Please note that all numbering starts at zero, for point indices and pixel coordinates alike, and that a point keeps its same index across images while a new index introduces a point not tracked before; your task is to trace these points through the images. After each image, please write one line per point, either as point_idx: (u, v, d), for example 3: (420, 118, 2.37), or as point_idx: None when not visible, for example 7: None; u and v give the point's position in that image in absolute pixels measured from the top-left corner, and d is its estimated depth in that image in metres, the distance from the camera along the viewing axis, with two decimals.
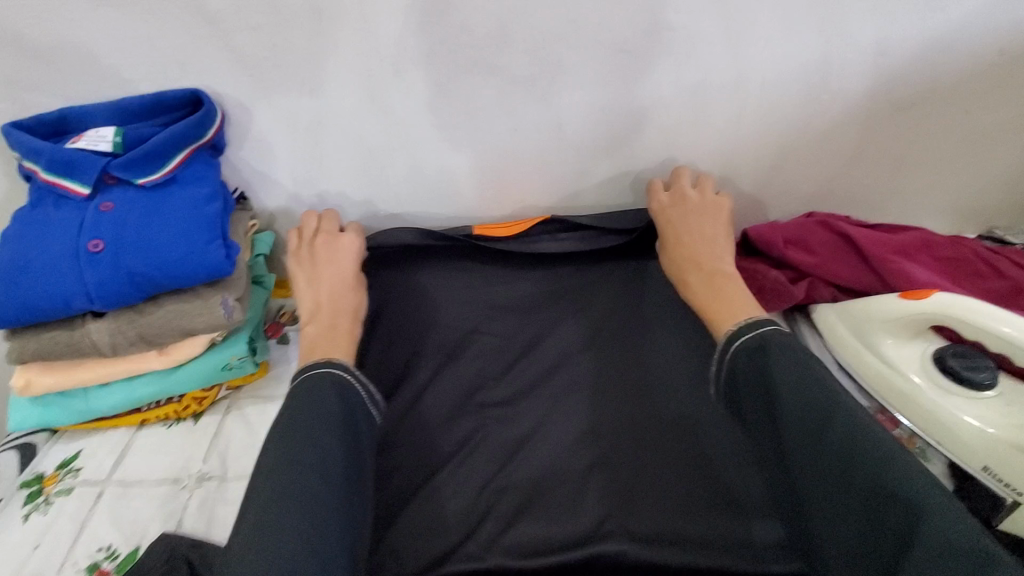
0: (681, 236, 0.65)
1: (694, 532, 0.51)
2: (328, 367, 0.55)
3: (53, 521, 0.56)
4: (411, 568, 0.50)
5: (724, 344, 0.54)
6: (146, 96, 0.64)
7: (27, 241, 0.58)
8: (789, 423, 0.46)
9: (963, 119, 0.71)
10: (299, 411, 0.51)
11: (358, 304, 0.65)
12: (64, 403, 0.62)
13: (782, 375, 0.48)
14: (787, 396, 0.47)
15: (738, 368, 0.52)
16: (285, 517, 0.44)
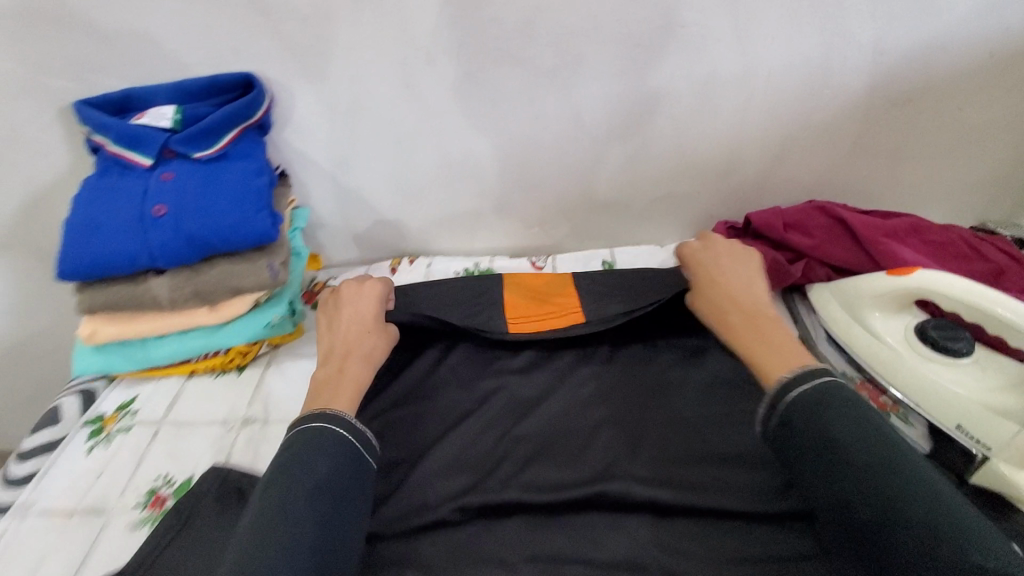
0: (713, 275, 0.63)
1: (689, 477, 0.56)
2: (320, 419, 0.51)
3: (115, 453, 0.63)
4: (435, 497, 0.55)
5: (776, 389, 0.49)
6: (202, 78, 0.70)
7: (96, 205, 0.64)
8: (858, 484, 0.41)
9: (955, 116, 0.76)
10: (287, 472, 0.46)
11: (373, 347, 0.62)
12: (124, 351, 0.69)
13: (846, 427, 0.44)
14: (856, 453, 0.42)
15: (791, 413, 0.47)
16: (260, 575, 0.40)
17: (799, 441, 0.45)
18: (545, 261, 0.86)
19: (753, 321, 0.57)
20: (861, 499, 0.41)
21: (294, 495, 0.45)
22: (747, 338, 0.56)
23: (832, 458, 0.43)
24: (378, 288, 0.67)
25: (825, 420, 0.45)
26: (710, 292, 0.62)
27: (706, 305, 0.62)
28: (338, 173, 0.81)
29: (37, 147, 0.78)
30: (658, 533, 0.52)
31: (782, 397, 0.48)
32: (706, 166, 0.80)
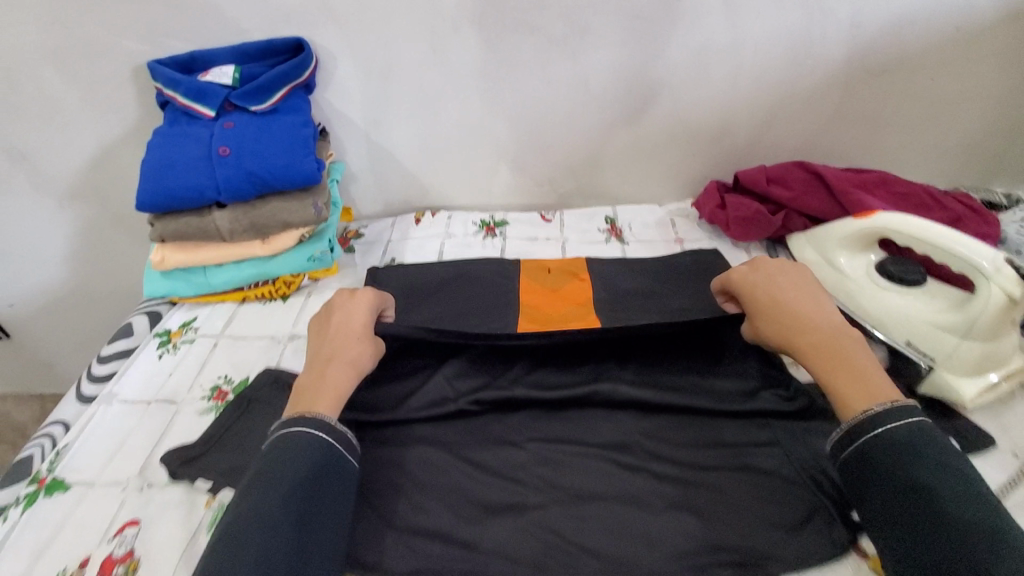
0: (779, 299, 0.59)
1: (669, 381, 0.65)
2: (296, 424, 0.51)
3: (182, 358, 0.73)
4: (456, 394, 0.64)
5: (855, 419, 0.48)
6: (258, 43, 0.81)
7: (169, 147, 0.74)
8: (943, 530, 0.41)
9: (926, 85, 0.85)
10: (263, 475, 0.47)
11: (360, 354, 0.59)
12: (188, 277, 0.80)
13: (935, 472, 0.43)
14: (946, 501, 0.42)
15: (873, 444, 0.46)
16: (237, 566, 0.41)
17: (879, 473, 0.45)
18: (553, 214, 0.95)
19: (834, 347, 0.54)
20: (943, 546, 0.40)
21: (268, 498, 0.45)
22: (831, 367, 0.53)
23: (918, 499, 0.43)
24: (370, 301, 0.65)
25: (912, 460, 0.44)
26: (775, 314, 0.58)
27: (771, 327, 0.58)
28: (371, 131, 0.91)
29: (111, 104, 0.90)
30: (649, 428, 0.61)
31: (864, 428, 0.47)
32: (700, 128, 0.89)
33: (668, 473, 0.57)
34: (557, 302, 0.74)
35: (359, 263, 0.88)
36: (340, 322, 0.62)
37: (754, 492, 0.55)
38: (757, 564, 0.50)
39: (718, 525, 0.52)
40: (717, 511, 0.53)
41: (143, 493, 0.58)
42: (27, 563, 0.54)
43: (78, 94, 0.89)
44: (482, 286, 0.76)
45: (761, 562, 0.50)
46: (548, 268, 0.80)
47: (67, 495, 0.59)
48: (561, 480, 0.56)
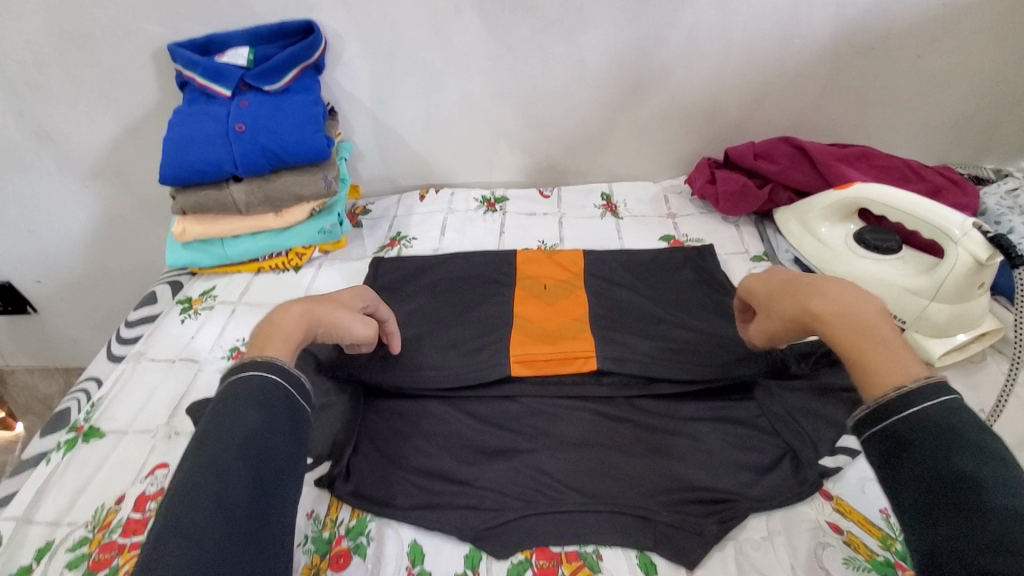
0: (787, 279, 0.50)
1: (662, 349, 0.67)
2: (256, 365, 0.47)
3: (203, 322, 0.79)
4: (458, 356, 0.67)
5: (884, 397, 0.39)
6: (270, 25, 0.85)
7: (189, 125, 0.79)
8: (984, 529, 0.32)
9: (912, 62, 0.87)
10: (217, 425, 0.43)
11: (328, 311, 0.55)
12: (207, 248, 0.85)
13: (968, 453, 0.35)
14: (993, 494, 0.33)
15: (910, 423, 0.37)
16: (174, 512, 0.39)
17: (912, 458, 0.36)
18: (552, 191, 1.00)
19: (852, 317, 0.44)
20: (984, 546, 0.32)
21: (218, 450, 0.42)
22: (848, 338, 0.43)
23: (957, 490, 0.34)
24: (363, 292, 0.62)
25: (938, 439, 0.36)
26: (788, 291, 0.49)
27: (784, 305, 0.48)
28: (378, 111, 0.96)
29: (133, 85, 0.95)
30: (640, 380, 0.65)
31: (899, 405, 0.38)
32: (693, 106, 0.93)
33: (653, 423, 0.62)
34: (552, 318, 0.72)
35: (366, 236, 0.93)
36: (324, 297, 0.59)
37: (729, 442, 0.59)
38: (729, 501, 0.54)
39: (695, 468, 0.57)
40: (694, 455, 0.58)
41: (171, 440, 0.64)
42: (70, 499, 0.60)
43: (103, 76, 0.94)
44: (477, 303, 0.75)
45: (734, 503, 0.54)
46: (544, 281, 0.78)
47: (102, 442, 0.65)
48: (553, 428, 0.61)
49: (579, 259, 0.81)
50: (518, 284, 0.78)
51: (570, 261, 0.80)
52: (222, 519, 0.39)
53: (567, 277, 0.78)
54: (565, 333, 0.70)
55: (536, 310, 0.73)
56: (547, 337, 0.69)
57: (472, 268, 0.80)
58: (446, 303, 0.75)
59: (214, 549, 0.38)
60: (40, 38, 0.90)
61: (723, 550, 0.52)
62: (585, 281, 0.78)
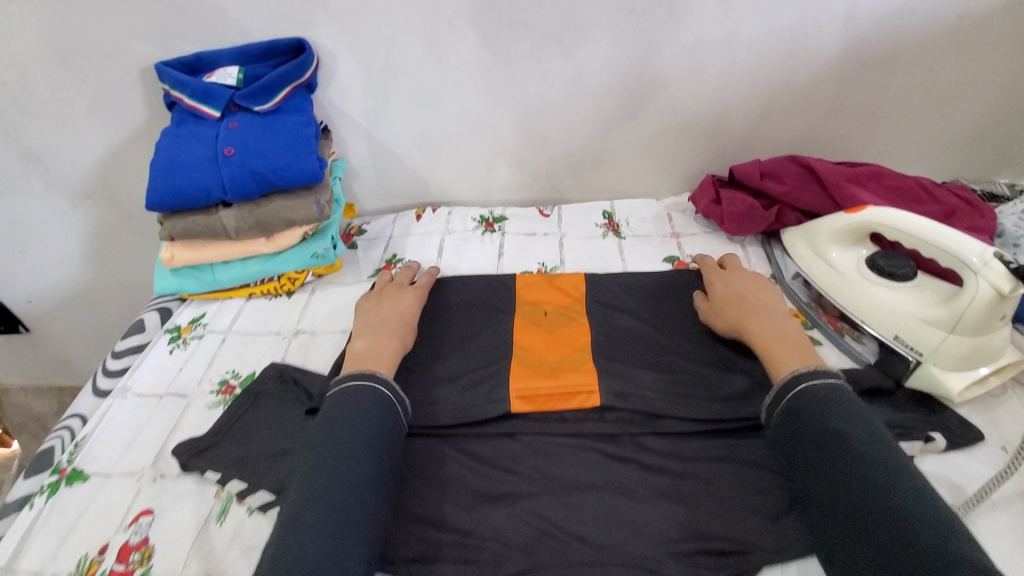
0: (741, 291, 0.70)
1: (665, 387, 0.64)
2: (367, 376, 0.59)
3: (192, 353, 0.76)
4: (455, 393, 0.64)
5: (785, 380, 0.57)
6: (261, 43, 0.82)
7: (176, 147, 0.77)
8: (848, 470, 0.49)
9: (924, 76, 0.85)
10: (336, 415, 0.56)
11: (407, 338, 0.68)
12: (196, 274, 0.82)
13: (855, 426, 0.51)
14: (854, 443, 0.50)
15: (798, 398, 0.55)
16: (312, 476, 0.51)
17: (799, 423, 0.54)
18: (552, 209, 0.97)
19: (779, 327, 0.64)
20: (867, 484, 0.47)
21: (338, 432, 0.54)
22: (773, 338, 0.62)
23: (832, 443, 0.51)
24: (419, 293, 0.75)
25: (837, 416, 0.52)
26: (739, 299, 0.69)
27: (734, 306, 0.68)
28: (373, 129, 0.93)
29: (120, 104, 0.92)
30: (646, 416, 0.62)
31: (793, 387, 0.56)
32: (696, 123, 0.90)
33: (660, 464, 0.59)
34: (553, 347, 0.69)
35: (361, 259, 0.90)
36: (389, 304, 0.72)
37: (740, 483, 0.57)
38: (741, 552, 0.52)
39: (704, 513, 0.54)
40: (701, 500, 0.56)
41: (156, 484, 0.61)
42: (51, 549, 0.57)
43: (89, 96, 0.91)
44: (476, 332, 0.72)
45: (745, 550, 0.52)
46: (545, 308, 0.75)
47: (86, 485, 0.62)
48: (555, 470, 0.59)
49: (581, 284, 0.78)
50: (518, 311, 0.75)
51: (571, 286, 0.78)
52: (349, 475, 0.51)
53: (568, 303, 0.76)
54: (566, 363, 0.67)
55: (536, 339, 0.70)
56: (546, 370, 0.66)
57: (469, 294, 0.78)
58: (442, 332, 0.72)
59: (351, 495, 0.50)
60: (24, 57, 0.87)
61: None
62: (587, 307, 0.75)
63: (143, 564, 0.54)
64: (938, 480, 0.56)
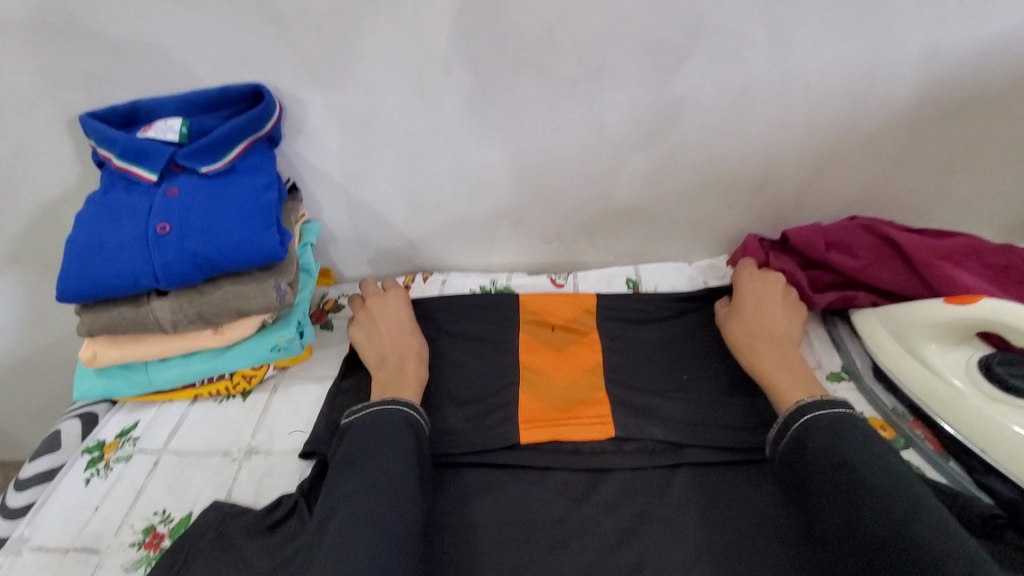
0: (761, 307, 0.64)
1: (693, 514, 0.53)
2: (398, 405, 0.56)
3: (114, 483, 0.59)
4: (453, 491, 0.57)
5: (789, 412, 0.54)
6: (211, 90, 0.67)
7: (100, 223, 0.61)
8: (866, 509, 0.44)
9: (1012, 126, 0.70)
10: (362, 433, 0.53)
11: (419, 347, 0.66)
12: (127, 374, 0.66)
13: (861, 448, 0.49)
14: (863, 468, 0.47)
15: (806, 429, 0.52)
16: (346, 491, 0.49)
17: (807, 457, 0.50)
18: (566, 277, 0.82)
19: (784, 356, 0.60)
20: (877, 503, 0.44)
21: (356, 447, 0.52)
22: (776, 367, 0.59)
23: (848, 479, 0.47)
24: (399, 289, 0.72)
25: (841, 439, 0.50)
26: (755, 317, 0.63)
27: (745, 324, 0.63)
28: (351, 187, 0.78)
29: (46, 160, 0.77)
30: (669, 446, 0.59)
31: (798, 418, 0.53)
32: (737, 178, 0.76)
33: None
34: (564, 370, 0.66)
35: (336, 344, 0.75)
36: (385, 318, 0.68)
37: (782, 547, 0.51)
38: None
39: None
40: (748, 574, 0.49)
41: None
42: None
43: (10, 150, 0.76)
44: (478, 355, 0.69)
45: None
46: (551, 325, 0.71)
47: None
48: None
49: (591, 296, 0.74)
50: (523, 328, 0.71)
51: (578, 297, 0.74)
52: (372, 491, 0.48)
53: (576, 317, 0.72)
54: (578, 391, 0.64)
55: (545, 358, 0.68)
56: (559, 407, 0.62)
57: (470, 372, 0.67)
58: (436, 435, 0.61)
59: (382, 509, 0.47)
60: None
61: None
62: (593, 316, 0.72)
63: None
64: None
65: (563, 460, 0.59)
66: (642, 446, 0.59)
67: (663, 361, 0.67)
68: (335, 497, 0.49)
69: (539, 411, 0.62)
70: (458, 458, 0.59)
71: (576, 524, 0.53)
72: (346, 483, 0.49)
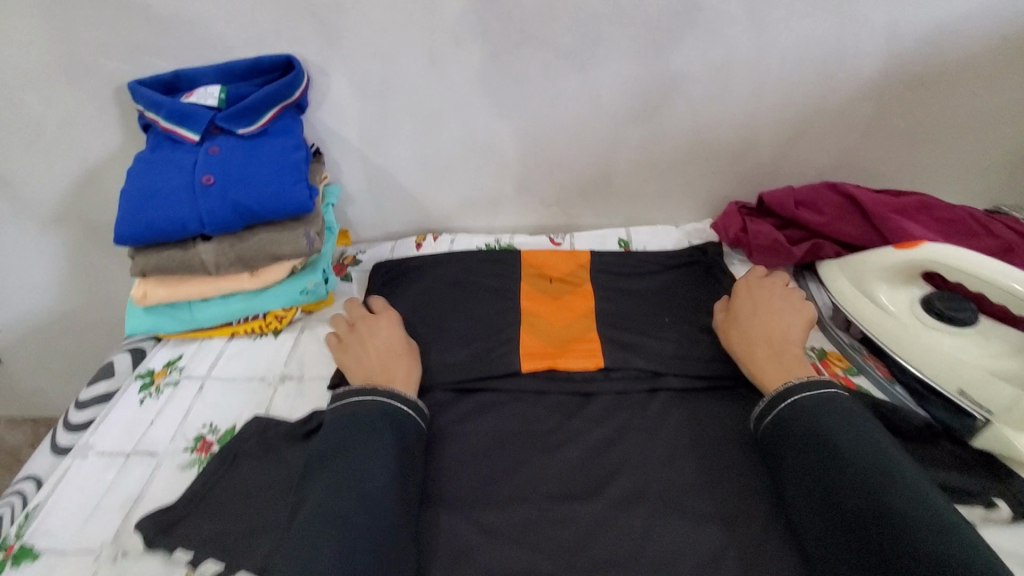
0: (756, 309, 0.67)
1: (670, 425, 0.62)
2: (376, 395, 0.58)
3: (166, 402, 0.68)
4: (462, 408, 0.65)
5: (775, 394, 0.57)
6: (246, 60, 0.75)
7: (150, 176, 0.69)
8: (846, 483, 0.48)
9: (966, 98, 0.78)
10: (358, 414, 0.57)
11: (410, 370, 0.65)
12: (172, 312, 0.74)
13: (838, 425, 0.52)
14: (842, 445, 0.50)
15: (789, 409, 0.55)
16: (350, 463, 0.52)
17: (791, 436, 0.53)
18: (563, 237, 0.90)
19: (780, 352, 0.62)
20: (852, 479, 0.48)
21: (357, 426, 0.55)
22: (770, 367, 0.61)
23: (828, 454, 0.50)
24: (392, 315, 0.72)
25: (820, 418, 0.53)
26: (750, 318, 0.66)
27: (741, 327, 0.66)
28: (368, 152, 0.86)
29: (92, 126, 0.84)
30: (650, 374, 0.67)
31: (782, 400, 0.56)
32: (719, 145, 0.84)
33: (688, 504, 0.55)
34: (560, 314, 0.74)
35: (357, 293, 0.83)
36: (376, 341, 0.67)
37: (745, 449, 0.59)
38: None
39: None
40: (714, 470, 0.58)
41: (116, 564, 0.54)
42: None
43: (59, 116, 0.83)
44: (483, 299, 0.77)
45: None
46: (549, 277, 0.79)
47: (36, 566, 0.54)
48: (580, 542, 0.52)
49: (585, 253, 0.82)
50: (524, 279, 0.79)
51: (574, 254, 0.82)
52: (373, 471, 0.52)
53: (571, 269, 0.80)
54: (572, 331, 0.72)
55: (543, 304, 0.76)
56: (555, 343, 0.70)
57: (475, 314, 0.75)
58: (447, 364, 0.69)
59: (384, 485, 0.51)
60: None
61: None
62: (587, 269, 0.80)
63: None
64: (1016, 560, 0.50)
65: (558, 386, 0.67)
66: (627, 374, 0.67)
67: (648, 306, 0.75)
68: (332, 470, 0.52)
69: (537, 346, 0.70)
70: (465, 383, 0.67)
71: (569, 432, 0.62)
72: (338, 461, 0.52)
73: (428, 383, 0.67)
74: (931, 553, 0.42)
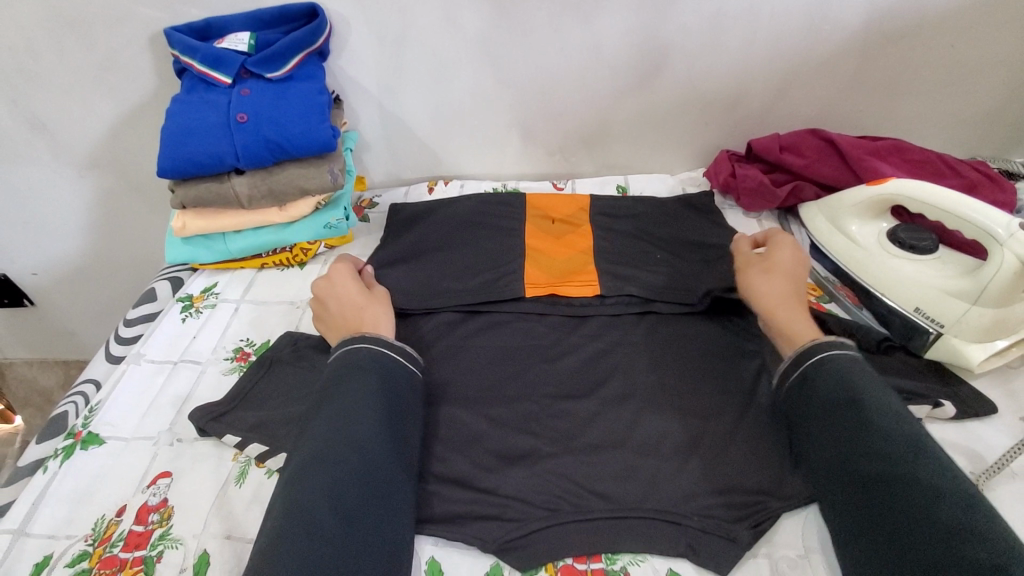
0: (795, 271, 0.68)
1: (659, 341, 0.69)
2: (357, 346, 0.60)
3: (206, 321, 0.76)
4: (472, 326, 0.73)
5: (796, 354, 0.58)
6: (273, 9, 0.81)
7: (187, 115, 0.75)
8: (872, 447, 0.48)
9: (944, 51, 0.83)
10: (373, 368, 0.58)
11: (381, 315, 0.67)
12: (208, 244, 0.82)
13: (866, 391, 0.52)
14: (869, 412, 0.50)
15: (814, 371, 0.56)
16: (353, 407, 0.54)
17: (812, 396, 0.54)
18: (565, 183, 0.97)
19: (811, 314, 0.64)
20: (877, 445, 0.48)
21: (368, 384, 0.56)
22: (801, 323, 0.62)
23: (853, 419, 0.50)
24: (343, 265, 0.71)
25: (849, 384, 0.53)
26: (789, 276, 0.67)
27: (779, 282, 0.67)
28: (384, 100, 0.92)
29: (127, 72, 0.90)
30: (641, 300, 0.74)
31: (808, 360, 0.57)
32: (713, 95, 0.89)
33: (670, 403, 0.62)
34: (560, 250, 0.81)
35: (374, 231, 0.91)
36: (334, 301, 0.68)
37: (724, 359, 0.67)
38: (761, 502, 0.54)
39: (722, 463, 0.57)
40: (695, 376, 0.65)
41: (174, 447, 0.62)
42: (68, 511, 0.58)
43: (96, 62, 0.89)
44: (491, 233, 0.83)
45: (761, 498, 0.55)
46: (552, 216, 0.85)
47: (102, 450, 0.63)
48: (575, 432, 0.60)
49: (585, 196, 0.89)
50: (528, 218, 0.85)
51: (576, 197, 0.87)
52: (377, 428, 0.53)
53: (572, 209, 0.87)
54: (571, 263, 0.79)
55: (546, 240, 0.82)
56: (556, 274, 0.77)
57: (484, 247, 0.81)
58: (457, 288, 0.76)
59: (379, 437, 0.53)
60: (29, 22, 0.84)
61: (755, 554, 0.52)
62: (586, 211, 0.86)
63: (162, 525, 0.55)
64: (955, 449, 0.58)
65: (557, 309, 0.74)
66: (621, 300, 0.74)
67: (643, 242, 0.82)
68: (325, 411, 0.54)
69: (539, 275, 0.77)
70: (474, 305, 0.74)
71: (567, 345, 0.69)
72: (338, 402, 0.55)
73: (441, 306, 0.74)
74: (946, 518, 0.43)
